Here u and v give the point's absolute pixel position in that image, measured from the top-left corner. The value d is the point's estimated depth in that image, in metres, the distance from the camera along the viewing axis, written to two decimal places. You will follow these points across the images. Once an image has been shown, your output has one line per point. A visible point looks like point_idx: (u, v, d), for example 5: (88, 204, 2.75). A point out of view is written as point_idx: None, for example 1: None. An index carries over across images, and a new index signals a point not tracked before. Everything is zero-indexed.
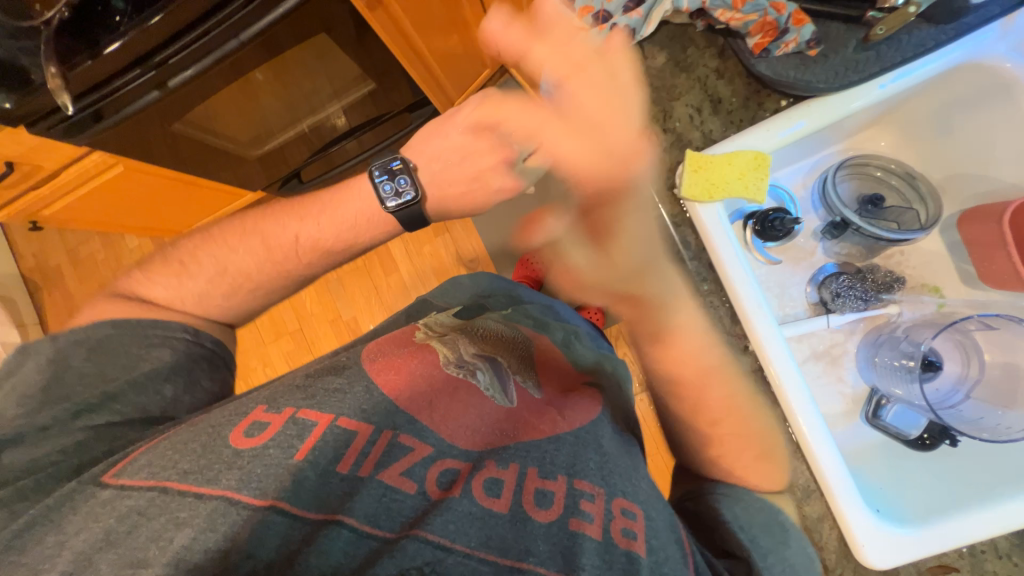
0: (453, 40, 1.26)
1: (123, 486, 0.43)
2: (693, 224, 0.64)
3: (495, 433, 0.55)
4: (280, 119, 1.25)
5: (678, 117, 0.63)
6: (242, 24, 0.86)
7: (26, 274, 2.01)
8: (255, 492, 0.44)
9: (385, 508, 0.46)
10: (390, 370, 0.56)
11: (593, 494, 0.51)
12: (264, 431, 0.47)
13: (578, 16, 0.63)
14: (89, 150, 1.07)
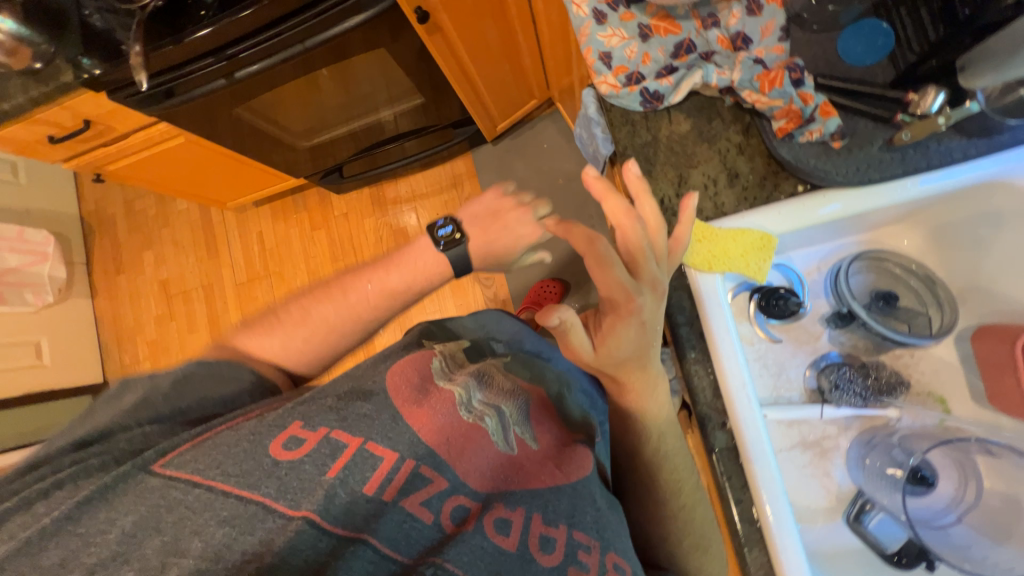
0: (505, 69, 1.31)
1: (171, 483, 0.47)
2: (690, 290, 0.64)
3: (501, 472, 0.56)
4: (333, 116, 1.33)
5: (693, 184, 0.64)
6: (311, 31, 0.93)
7: (86, 217, 2.22)
8: (290, 503, 0.47)
9: (405, 535, 0.47)
10: (412, 402, 0.57)
11: (587, 544, 0.54)
12: (301, 447, 0.51)
13: (612, 74, 0.66)
14: (157, 121, 1.17)
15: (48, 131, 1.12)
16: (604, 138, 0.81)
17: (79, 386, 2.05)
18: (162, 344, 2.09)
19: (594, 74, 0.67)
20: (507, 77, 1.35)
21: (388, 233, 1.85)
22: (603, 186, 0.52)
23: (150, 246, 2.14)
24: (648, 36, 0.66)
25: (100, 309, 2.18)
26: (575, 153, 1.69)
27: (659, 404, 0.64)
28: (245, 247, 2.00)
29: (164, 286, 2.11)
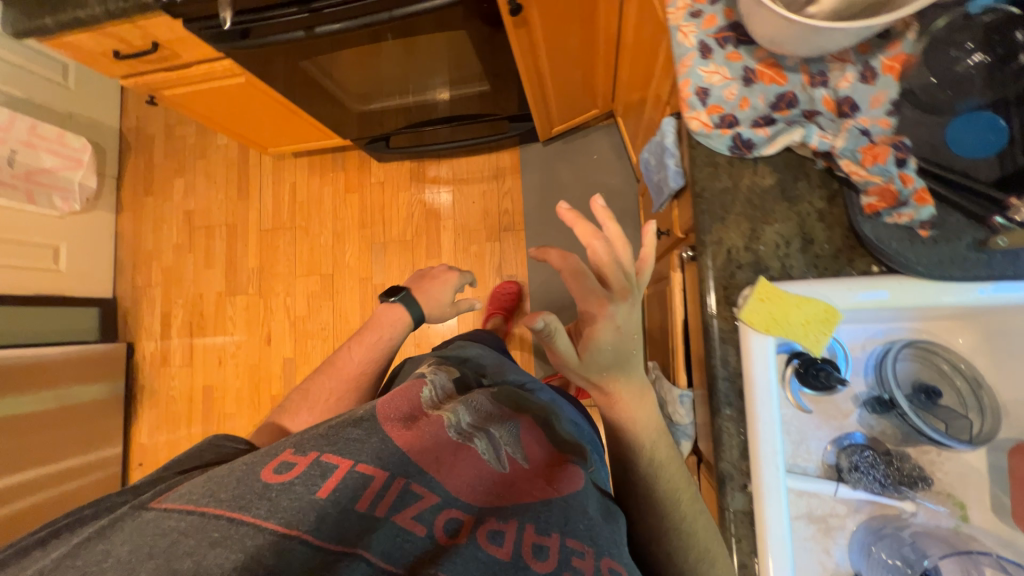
0: (576, 74, 1.28)
1: (173, 512, 0.48)
2: (738, 346, 0.63)
3: (494, 485, 0.57)
4: (395, 86, 1.31)
5: (764, 241, 0.63)
6: (401, 1, 0.91)
7: (125, 133, 2.22)
8: (281, 521, 0.48)
9: (398, 547, 0.49)
10: (400, 424, 0.61)
11: (582, 552, 0.51)
12: (291, 470, 0.53)
13: (706, 112, 0.64)
14: (223, 57, 1.16)
15: (115, 45, 1.10)
16: (675, 171, 0.79)
17: (87, 297, 2.07)
18: (175, 273, 2.10)
19: (687, 107, 0.66)
20: (576, 82, 1.32)
21: (420, 211, 1.84)
22: (573, 215, 0.66)
23: (182, 174, 2.14)
24: (751, 82, 0.64)
25: (122, 226, 2.19)
26: (624, 170, 1.67)
27: (647, 417, 0.68)
28: (276, 195, 1.99)
29: (189, 217, 2.11)
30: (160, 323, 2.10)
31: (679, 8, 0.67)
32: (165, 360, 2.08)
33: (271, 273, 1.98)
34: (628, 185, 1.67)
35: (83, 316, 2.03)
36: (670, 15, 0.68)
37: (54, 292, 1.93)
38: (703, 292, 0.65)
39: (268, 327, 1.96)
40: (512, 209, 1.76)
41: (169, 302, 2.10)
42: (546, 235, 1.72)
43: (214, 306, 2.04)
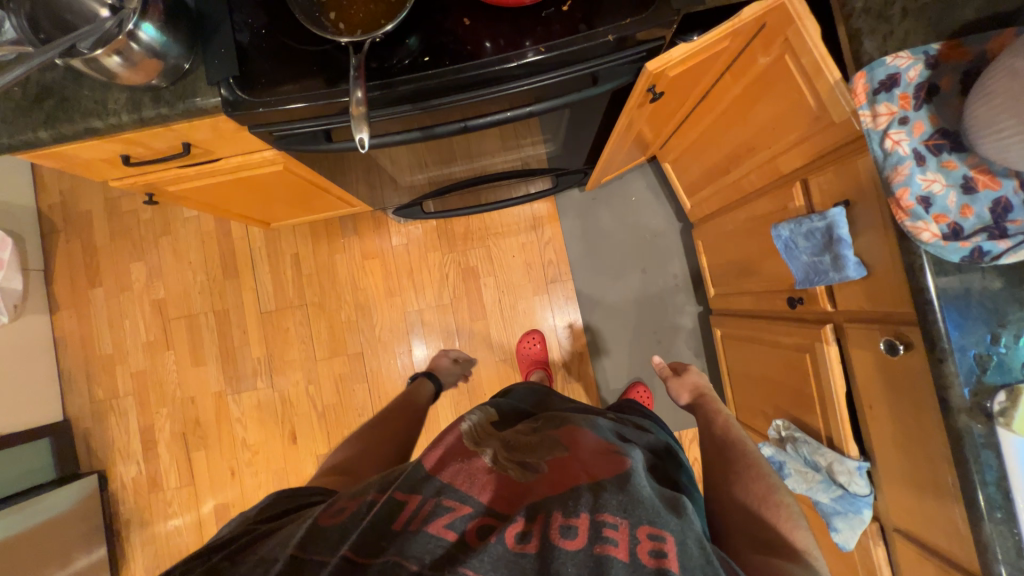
0: (647, 132, 1.25)
1: (265, 557, 0.61)
2: (996, 448, 0.65)
3: (526, 495, 0.68)
4: (461, 160, 1.18)
5: (1007, 343, 0.65)
6: (537, 96, 0.79)
7: (45, 211, 1.76)
8: (327, 547, 0.60)
9: (432, 550, 0.60)
10: (439, 456, 0.76)
11: (615, 524, 0.60)
12: (337, 512, 0.67)
13: (933, 223, 0.65)
14: (269, 150, 0.95)
15: (130, 151, 0.86)
16: (854, 262, 0.80)
17: (32, 426, 1.63)
18: (152, 377, 1.74)
19: (909, 219, 0.66)
20: (642, 138, 1.29)
21: (454, 271, 1.71)
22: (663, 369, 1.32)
23: (140, 257, 1.75)
24: (973, 190, 0.64)
25: (63, 328, 1.76)
26: (665, 210, 1.68)
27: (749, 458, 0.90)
28: (276, 270, 1.72)
29: (159, 307, 1.75)
30: (140, 439, 1.73)
31: (882, 117, 0.68)
32: (155, 483, 1.71)
33: (284, 361, 1.71)
34: (670, 224, 1.68)
35: (31, 454, 1.59)
36: (866, 123, 0.69)
37: None
38: (952, 400, 0.67)
39: (290, 424, 1.70)
40: (556, 259, 1.70)
41: (148, 413, 1.73)
42: (597, 284, 1.70)
43: (214, 409, 1.72)
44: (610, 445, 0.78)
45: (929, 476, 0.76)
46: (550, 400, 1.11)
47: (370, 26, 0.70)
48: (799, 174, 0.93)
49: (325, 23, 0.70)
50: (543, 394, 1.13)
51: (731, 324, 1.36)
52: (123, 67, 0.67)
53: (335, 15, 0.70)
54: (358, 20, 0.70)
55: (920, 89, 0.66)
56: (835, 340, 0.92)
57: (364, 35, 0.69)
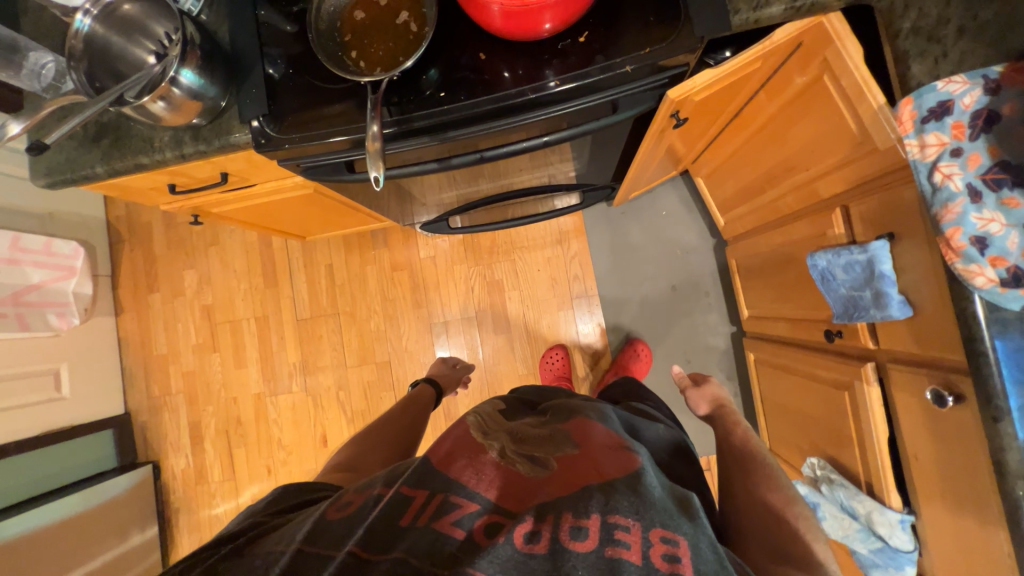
0: (676, 149, 1.21)
1: (272, 551, 0.62)
2: None
3: (536, 494, 0.64)
4: (484, 180, 1.19)
5: None
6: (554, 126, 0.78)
7: (113, 222, 1.93)
8: (335, 544, 0.60)
9: (437, 548, 0.57)
10: (444, 453, 0.73)
11: (626, 526, 0.57)
12: (347, 508, 0.67)
13: (990, 266, 0.59)
14: (300, 177, 1.00)
15: (175, 181, 0.93)
16: (898, 300, 0.74)
17: (98, 418, 1.80)
18: (201, 377, 1.88)
19: (961, 263, 0.60)
20: (670, 154, 1.24)
21: (480, 284, 1.72)
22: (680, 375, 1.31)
23: (191, 265, 1.89)
24: None
25: (125, 329, 1.92)
26: (697, 226, 1.62)
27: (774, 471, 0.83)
28: (311, 280, 1.80)
29: (207, 312, 1.88)
30: (189, 434, 1.87)
31: (931, 148, 0.62)
32: (201, 476, 1.85)
33: (317, 367, 1.79)
34: (703, 239, 1.62)
35: (97, 443, 1.76)
36: (912, 154, 0.64)
37: (63, 424, 1.67)
38: (1007, 465, 0.60)
39: (322, 428, 1.78)
40: (581, 273, 1.67)
41: (196, 410, 1.87)
42: (623, 299, 1.66)
43: (253, 409, 1.83)
44: (623, 442, 0.74)
45: (981, 542, 0.69)
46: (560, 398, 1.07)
47: (388, 64, 0.72)
48: (840, 200, 0.87)
49: (347, 62, 0.72)
50: (553, 391, 1.10)
51: (765, 349, 1.29)
52: (167, 110, 0.72)
53: (356, 54, 0.73)
54: (378, 59, 0.72)
55: (977, 118, 0.60)
56: (877, 380, 0.85)
57: (384, 72, 0.71)
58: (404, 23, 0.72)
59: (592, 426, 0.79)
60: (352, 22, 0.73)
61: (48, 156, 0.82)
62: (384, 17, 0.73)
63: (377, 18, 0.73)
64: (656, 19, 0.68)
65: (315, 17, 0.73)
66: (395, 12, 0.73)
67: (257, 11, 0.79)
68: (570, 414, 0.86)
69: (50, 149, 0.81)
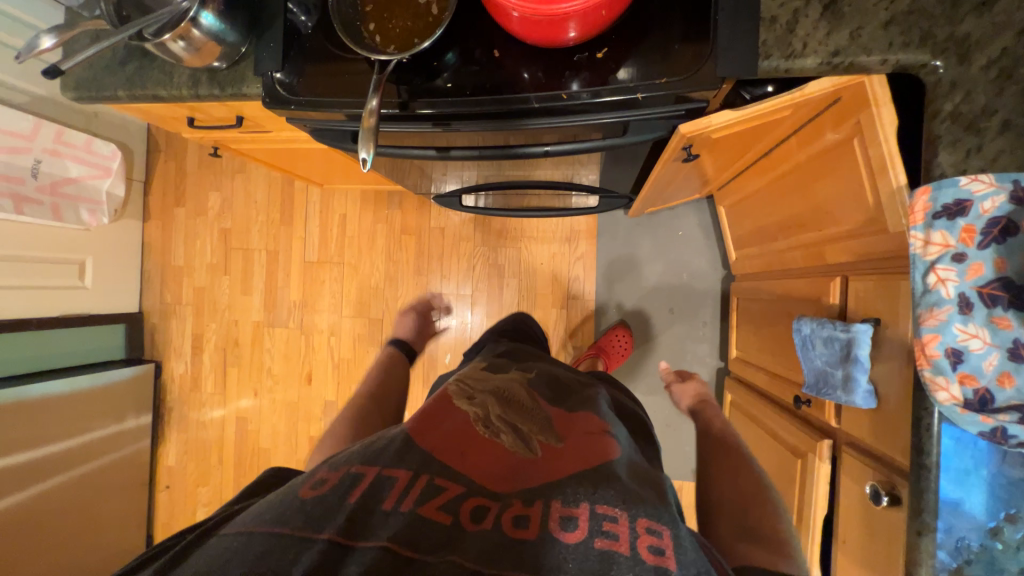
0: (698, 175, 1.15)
1: (240, 532, 0.57)
2: None
3: (522, 479, 0.69)
4: (495, 168, 1.17)
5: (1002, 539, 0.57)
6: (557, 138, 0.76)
7: (153, 131, 2.00)
8: (315, 527, 0.57)
9: (425, 528, 0.58)
10: (430, 427, 0.77)
11: (614, 517, 0.60)
12: (322, 489, 0.64)
13: (957, 383, 0.56)
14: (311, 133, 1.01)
15: (192, 114, 0.95)
16: (866, 389, 0.71)
17: (113, 312, 1.94)
18: (209, 294, 1.98)
19: (930, 373, 0.57)
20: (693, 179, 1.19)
21: (482, 266, 1.73)
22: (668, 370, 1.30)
23: (217, 189, 1.96)
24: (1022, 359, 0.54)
25: (149, 236, 2.03)
26: (711, 254, 1.57)
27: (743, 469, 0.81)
28: (324, 226, 1.85)
29: (225, 235, 1.96)
30: (191, 344, 2.00)
31: (934, 247, 0.58)
32: (195, 384, 1.99)
33: (314, 309, 1.87)
34: (713, 269, 1.57)
35: (109, 334, 1.90)
36: (915, 247, 0.60)
37: (82, 311, 1.81)
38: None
39: (309, 366, 1.87)
40: (583, 276, 1.66)
41: (201, 324, 1.99)
42: (619, 310, 1.64)
43: (251, 335, 1.93)
44: (601, 430, 0.79)
45: None
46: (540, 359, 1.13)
47: (404, 44, 0.70)
48: (841, 271, 0.83)
49: (364, 34, 0.72)
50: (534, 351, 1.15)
51: (741, 394, 1.27)
52: (186, 51, 0.73)
53: (374, 27, 0.72)
54: (395, 36, 0.71)
55: (994, 226, 0.55)
56: (830, 458, 0.84)
57: (397, 52, 0.70)
58: (426, 4, 0.71)
59: (572, 412, 0.84)
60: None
61: (76, 70, 0.85)
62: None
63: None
64: (681, 43, 0.63)
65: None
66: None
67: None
68: (547, 396, 0.90)
69: (79, 65, 0.84)
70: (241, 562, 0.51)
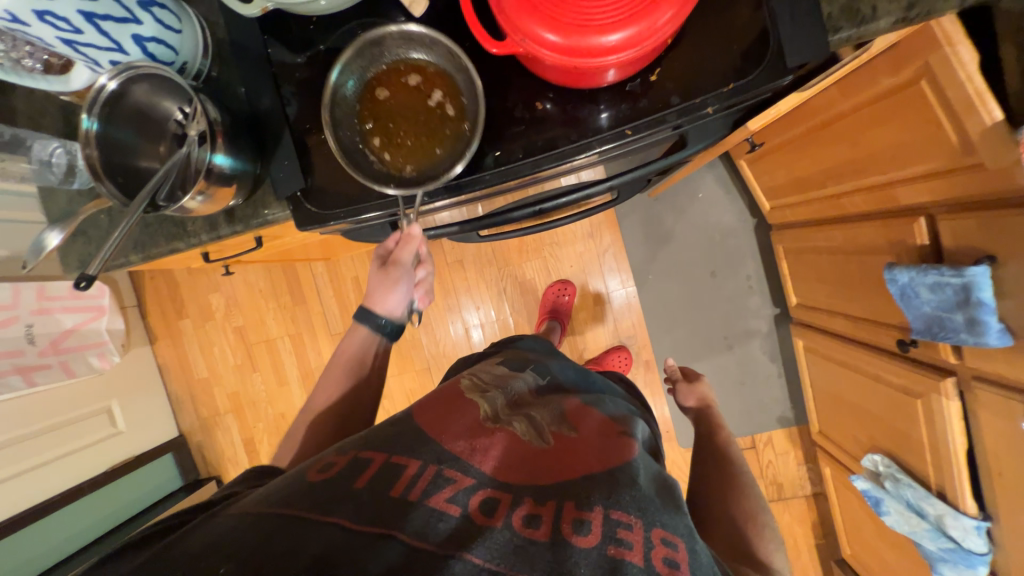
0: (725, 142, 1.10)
1: (247, 513, 0.51)
2: None
3: (534, 474, 0.59)
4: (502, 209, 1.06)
5: None
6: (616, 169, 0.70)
7: None
8: (323, 512, 0.50)
9: (433, 526, 0.50)
10: (437, 418, 0.66)
11: (630, 523, 0.52)
12: (331, 470, 0.56)
13: None
14: None
15: (208, 250, 0.88)
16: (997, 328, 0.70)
17: (155, 445, 1.87)
18: (245, 395, 1.91)
19: None
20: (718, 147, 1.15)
21: (512, 286, 1.69)
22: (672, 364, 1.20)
23: (217, 292, 1.87)
24: None
25: (163, 356, 1.94)
26: (737, 207, 1.54)
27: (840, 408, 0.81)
28: (340, 294, 1.77)
29: (240, 333, 1.88)
30: (244, 449, 1.94)
31: None
32: None
33: None
34: (742, 220, 1.55)
35: (160, 468, 1.84)
36: None
37: (125, 456, 1.73)
38: None
39: None
40: (616, 266, 1.62)
41: (246, 427, 1.93)
42: (661, 288, 1.62)
43: None
44: (621, 426, 0.70)
45: None
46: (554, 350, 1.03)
47: (421, 159, 0.63)
48: (925, 209, 0.80)
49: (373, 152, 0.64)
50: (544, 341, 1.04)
51: (817, 341, 1.26)
52: (203, 203, 0.66)
53: (383, 144, 0.64)
54: (410, 153, 0.64)
55: None
56: (956, 394, 0.84)
57: (415, 172, 0.63)
58: (439, 106, 0.62)
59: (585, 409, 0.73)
60: (376, 100, 0.63)
61: (77, 247, 0.77)
62: (413, 101, 0.63)
63: (404, 98, 0.63)
64: (743, 50, 0.58)
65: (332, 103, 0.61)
66: (428, 90, 0.62)
67: (267, 50, 0.69)
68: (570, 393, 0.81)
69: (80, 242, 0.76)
70: (248, 547, 0.46)
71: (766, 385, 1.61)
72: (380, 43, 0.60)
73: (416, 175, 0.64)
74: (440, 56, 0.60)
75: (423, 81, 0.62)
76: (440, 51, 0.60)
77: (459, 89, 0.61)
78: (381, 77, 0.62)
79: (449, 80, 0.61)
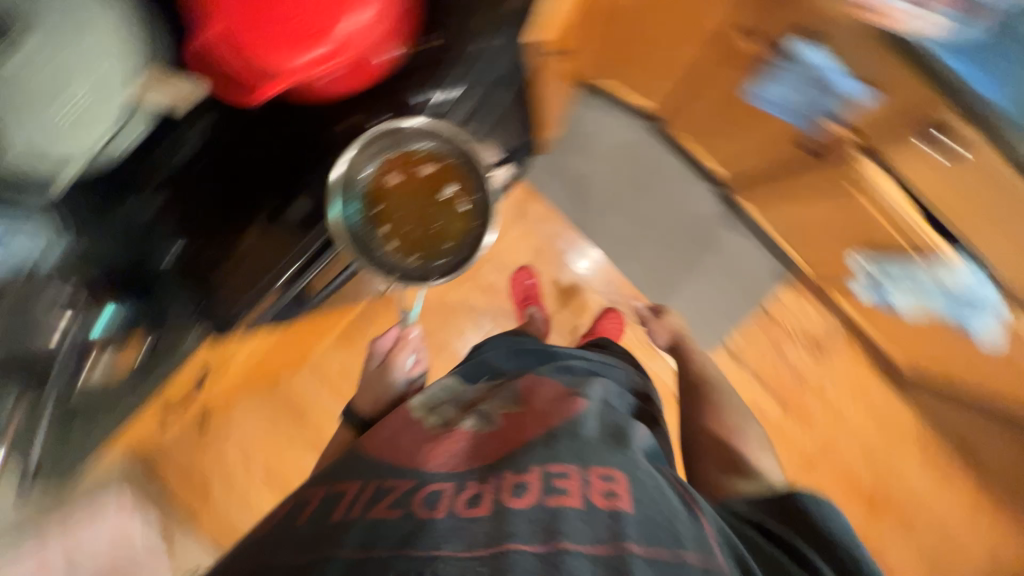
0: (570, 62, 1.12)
1: (247, 553, 0.64)
2: None
3: (474, 456, 0.72)
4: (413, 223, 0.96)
5: None
6: None
7: None
8: (290, 546, 0.60)
9: (372, 533, 0.57)
10: (388, 445, 0.79)
11: (566, 473, 0.63)
12: (305, 511, 0.68)
13: None
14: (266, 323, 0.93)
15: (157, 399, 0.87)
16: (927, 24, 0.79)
17: None
18: None
19: None
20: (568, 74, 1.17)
21: (481, 300, 1.62)
22: None
23: (167, 500, 1.50)
24: None
25: None
26: (629, 123, 1.59)
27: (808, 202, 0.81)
28: (319, 401, 1.57)
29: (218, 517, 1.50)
30: None
31: None
32: None
33: None
34: (640, 132, 1.59)
35: None
36: None
37: None
38: None
39: None
40: (561, 229, 1.62)
41: None
42: (609, 227, 1.62)
43: None
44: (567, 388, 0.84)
45: None
46: (524, 343, 1.15)
47: (417, 243, 0.93)
48: None
49: (382, 232, 0.92)
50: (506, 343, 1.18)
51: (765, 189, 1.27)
52: None
53: (391, 225, 0.93)
54: (419, 235, 0.94)
55: None
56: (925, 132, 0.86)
57: (416, 258, 0.93)
58: (446, 195, 0.94)
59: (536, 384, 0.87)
60: (387, 181, 0.93)
61: (39, 449, 0.78)
62: (421, 189, 0.94)
63: (412, 182, 0.94)
64: None
65: (350, 181, 0.89)
66: (433, 173, 0.94)
67: None
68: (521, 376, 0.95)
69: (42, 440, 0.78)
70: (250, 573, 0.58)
71: (751, 260, 1.60)
72: (402, 134, 0.91)
73: (417, 260, 0.93)
74: (454, 157, 0.94)
75: (435, 171, 0.94)
76: (466, 160, 0.94)
77: (473, 190, 0.95)
78: (393, 164, 0.93)
79: (454, 171, 0.94)
